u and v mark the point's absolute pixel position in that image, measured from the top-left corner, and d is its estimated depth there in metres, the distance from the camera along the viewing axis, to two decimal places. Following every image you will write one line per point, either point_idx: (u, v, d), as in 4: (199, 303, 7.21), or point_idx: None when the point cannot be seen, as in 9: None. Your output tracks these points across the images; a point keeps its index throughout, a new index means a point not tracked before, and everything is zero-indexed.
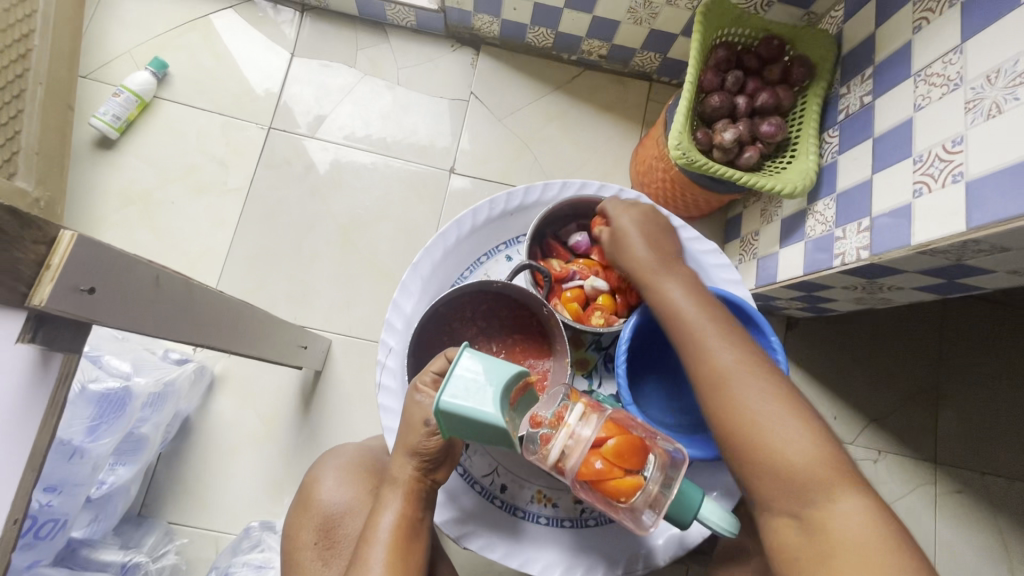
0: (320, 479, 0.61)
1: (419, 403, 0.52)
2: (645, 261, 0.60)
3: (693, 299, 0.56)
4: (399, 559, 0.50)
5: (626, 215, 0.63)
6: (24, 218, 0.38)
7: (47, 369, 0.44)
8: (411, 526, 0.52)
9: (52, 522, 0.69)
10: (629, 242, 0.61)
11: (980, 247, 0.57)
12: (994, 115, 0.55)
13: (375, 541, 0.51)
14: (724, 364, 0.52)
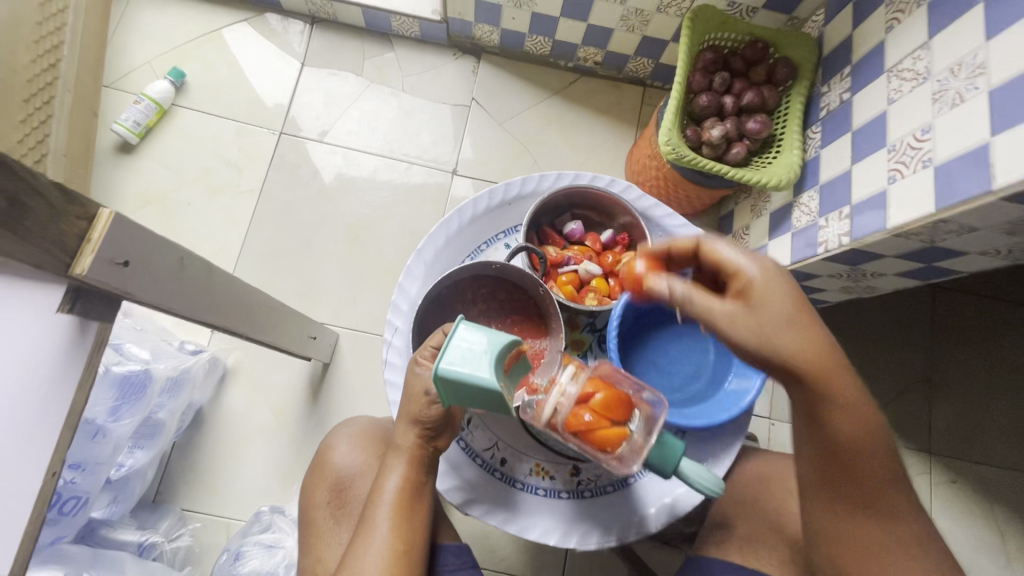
0: (334, 445, 0.65)
1: (421, 375, 0.55)
2: (818, 371, 0.47)
3: (862, 431, 0.48)
4: (403, 521, 0.54)
5: (781, 298, 0.47)
6: (71, 194, 0.41)
7: (83, 336, 0.48)
8: (414, 490, 0.56)
9: (75, 498, 0.73)
10: (787, 338, 0.46)
11: (950, 228, 0.60)
12: (958, 104, 0.58)
13: (381, 503, 0.55)
14: (879, 514, 0.50)
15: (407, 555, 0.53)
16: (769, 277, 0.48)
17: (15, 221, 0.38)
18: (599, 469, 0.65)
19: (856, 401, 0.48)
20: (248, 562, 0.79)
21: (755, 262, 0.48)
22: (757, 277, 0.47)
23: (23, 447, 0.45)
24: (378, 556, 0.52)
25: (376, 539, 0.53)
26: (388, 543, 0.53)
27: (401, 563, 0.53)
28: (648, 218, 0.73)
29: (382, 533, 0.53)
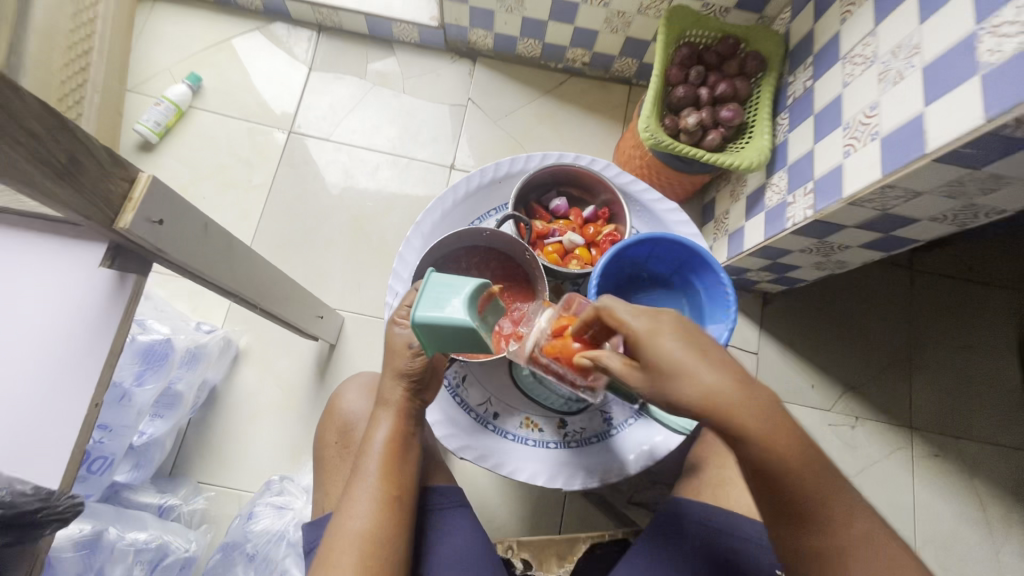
0: (343, 394, 0.71)
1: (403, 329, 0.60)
2: (721, 408, 0.45)
3: (785, 460, 0.46)
4: (392, 466, 0.58)
5: (663, 347, 0.46)
6: (117, 159, 0.48)
7: (123, 285, 0.53)
8: (402, 438, 0.60)
9: (103, 458, 0.80)
10: (682, 386, 0.45)
11: (897, 193, 0.66)
12: (898, 82, 0.65)
13: (371, 451, 0.59)
14: (829, 533, 0.48)
15: (396, 496, 0.57)
16: (650, 326, 0.47)
17: (75, 177, 0.45)
18: (585, 422, 0.71)
19: (770, 430, 0.45)
20: (260, 520, 0.86)
21: (635, 313, 0.48)
22: (637, 329, 0.47)
23: (67, 380, 0.51)
24: (369, 497, 0.56)
25: (367, 482, 0.57)
26: (378, 486, 0.56)
27: (390, 503, 0.56)
28: (628, 194, 0.78)
29: (373, 477, 0.57)
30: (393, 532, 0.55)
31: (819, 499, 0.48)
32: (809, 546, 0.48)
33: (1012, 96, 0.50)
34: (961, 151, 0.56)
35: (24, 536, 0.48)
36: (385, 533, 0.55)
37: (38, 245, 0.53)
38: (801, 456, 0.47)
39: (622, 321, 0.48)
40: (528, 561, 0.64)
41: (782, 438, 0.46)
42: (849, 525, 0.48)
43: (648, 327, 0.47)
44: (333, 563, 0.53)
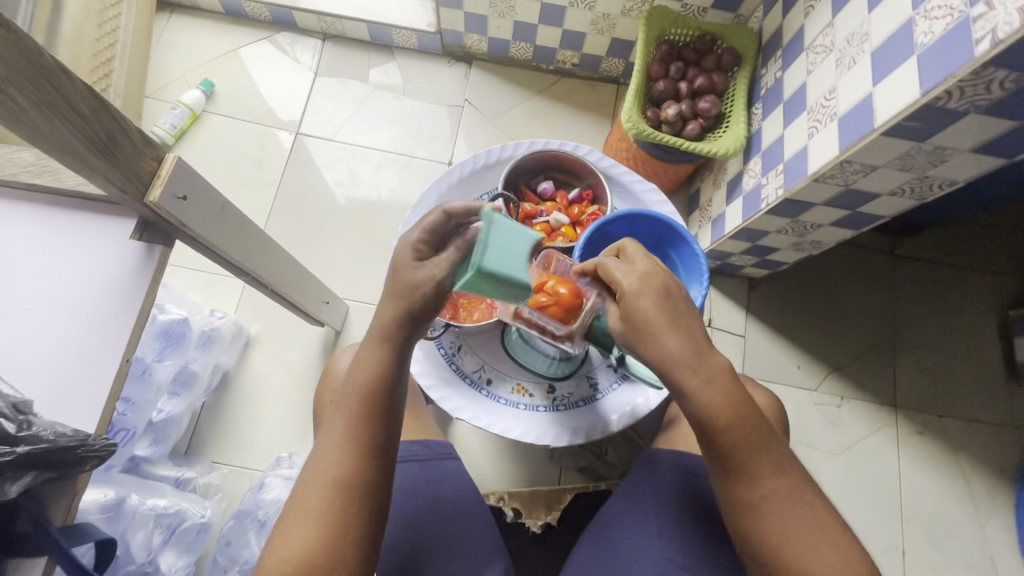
0: (340, 359, 0.76)
1: (410, 248, 0.51)
2: (675, 364, 0.50)
3: (725, 418, 0.50)
4: (368, 414, 0.49)
5: (641, 304, 0.50)
6: (148, 141, 0.55)
7: (150, 256, 0.60)
8: (384, 382, 0.50)
9: (126, 430, 0.87)
10: (645, 342, 0.50)
11: (856, 168, 0.71)
12: (852, 66, 0.71)
13: (350, 391, 0.50)
14: (757, 491, 0.51)
15: (367, 450, 0.49)
16: (636, 285, 0.51)
17: (115, 154, 0.51)
18: (573, 387, 0.77)
19: (713, 390, 0.50)
20: (271, 490, 0.92)
21: (625, 272, 0.51)
22: (625, 286, 0.51)
23: (102, 337, 0.57)
24: (337, 444, 0.49)
25: (339, 428, 0.49)
26: (349, 434, 0.49)
27: (358, 457, 0.49)
28: (611, 177, 0.85)
29: (345, 422, 0.49)
30: (360, 488, 0.48)
31: (753, 460, 0.51)
32: (737, 498, 0.52)
33: (942, 70, 0.56)
34: (905, 124, 0.62)
35: (65, 470, 0.52)
36: (349, 489, 0.48)
37: (75, 220, 0.59)
38: (744, 419, 0.50)
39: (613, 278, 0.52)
40: (517, 509, 0.73)
41: (724, 399, 0.50)
42: (779, 488, 0.51)
43: (634, 284, 0.51)
44: (294, 508, 0.48)
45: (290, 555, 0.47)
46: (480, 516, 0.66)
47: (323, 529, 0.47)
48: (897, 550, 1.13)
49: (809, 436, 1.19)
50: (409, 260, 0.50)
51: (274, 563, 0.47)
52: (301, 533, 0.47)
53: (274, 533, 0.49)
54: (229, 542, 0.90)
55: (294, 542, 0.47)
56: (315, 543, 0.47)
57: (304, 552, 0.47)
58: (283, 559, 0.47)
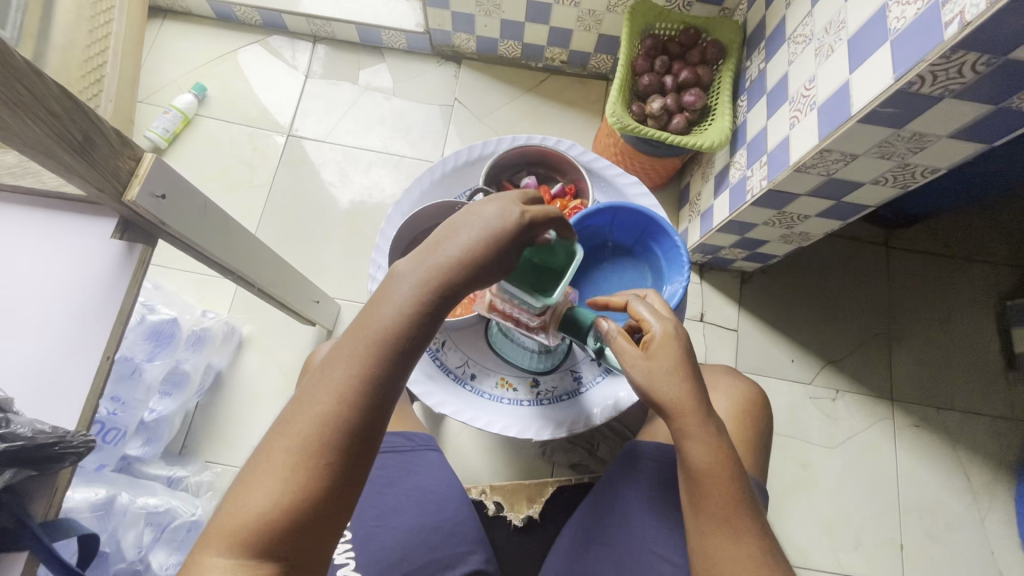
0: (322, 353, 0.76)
1: (482, 213, 0.50)
2: (684, 410, 0.54)
3: (720, 473, 0.53)
4: (380, 361, 0.45)
5: (669, 349, 0.55)
6: (127, 142, 0.56)
7: (130, 254, 0.60)
8: (408, 331, 0.46)
9: (116, 429, 0.87)
10: (663, 386, 0.54)
11: (836, 156, 0.71)
12: (829, 55, 0.71)
13: (370, 324, 0.46)
14: (738, 552, 0.53)
15: (370, 402, 0.44)
16: (667, 331, 0.55)
17: (91, 153, 0.52)
18: (556, 381, 0.77)
19: (712, 442, 0.54)
20: None
21: (661, 316, 0.56)
22: (657, 329, 0.55)
23: (84, 334, 0.58)
24: (340, 385, 0.44)
25: (345, 368, 0.44)
26: (354, 378, 0.44)
27: (360, 405, 0.44)
28: (593, 171, 0.86)
29: (354, 363, 0.45)
30: (354, 442, 0.43)
31: (738, 522, 0.53)
32: (714, 553, 0.53)
33: (913, 56, 0.56)
34: (880, 110, 0.62)
35: (44, 467, 0.53)
36: (342, 440, 0.43)
37: (56, 220, 0.60)
38: (738, 484, 0.54)
39: (645, 317, 0.57)
40: (499, 502, 0.75)
41: (721, 458, 0.54)
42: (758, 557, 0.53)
43: (669, 329, 0.55)
44: (274, 447, 0.43)
45: (264, 498, 0.41)
46: (461, 509, 0.66)
47: (304, 477, 0.42)
48: (894, 544, 1.12)
49: (804, 430, 1.18)
50: (476, 221, 0.50)
51: (243, 504, 0.41)
52: (278, 478, 0.42)
53: (245, 474, 0.43)
54: None
55: (270, 486, 0.41)
56: (294, 492, 0.41)
57: (279, 498, 0.41)
58: (254, 501, 0.41)
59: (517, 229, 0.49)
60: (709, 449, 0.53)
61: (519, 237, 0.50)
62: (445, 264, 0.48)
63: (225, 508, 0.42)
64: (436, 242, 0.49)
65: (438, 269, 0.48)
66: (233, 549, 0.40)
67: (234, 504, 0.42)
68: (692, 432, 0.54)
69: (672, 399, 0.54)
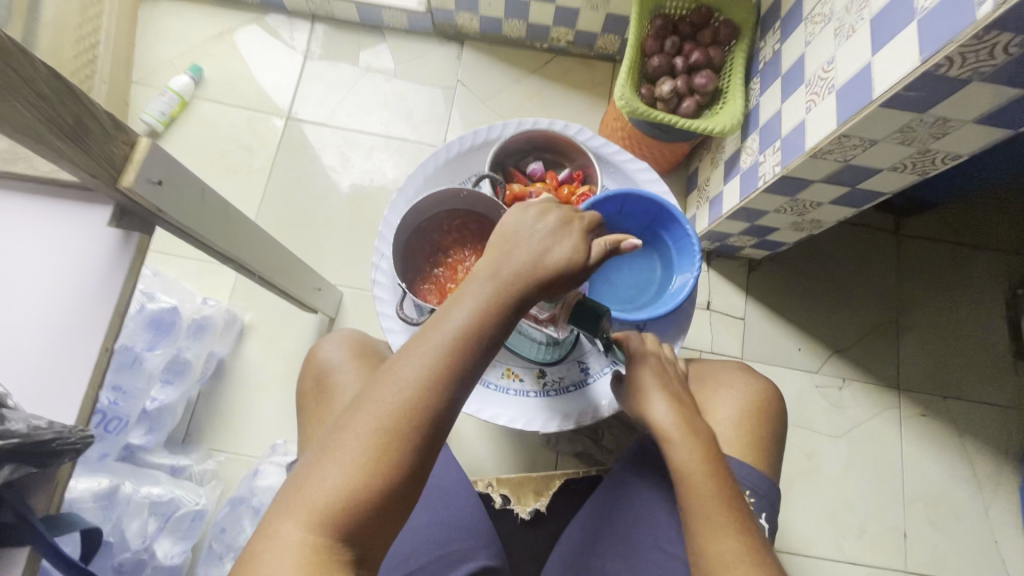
0: (322, 346, 0.74)
1: (548, 220, 0.51)
2: (659, 416, 0.62)
3: (697, 467, 0.56)
4: (454, 362, 0.44)
5: (645, 368, 0.66)
6: (120, 124, 0.53)
7: (128, 242, 0.59)
8: (484, 333, 0.46)
9: (118, 419, 0.86)
10: (639, 397, 0.64)
11: (854, 141, 0.69)
12: (850, 35, 0.68)
13: (452, 318, 0.46)
14: (728, 550, 0.51)
15: (441, 403, 0.44)
16: (641, 351, 0.67)
17: (83, 138, 0.49)
18: (563, 372, 0.75)
19: (688, 440, 0.58)
20: (265, 477, 0.93)
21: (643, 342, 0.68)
22: (632, 349, 0.67)
23: (80, 327, 0.57)
24: (417, 378, 0.44)
25: (423, 361, 0.44)
26: (428, 376, 0.44)
27: (432, 404, 0.43)
28: (602, 156, 0.84)
29: (429, 359, 0.44)
30: (422, 440, 0.43)
31: (724, 514, 0.53)
32: (705, 548, 0.52)
33: (942, 36, 0.54)
34: (904, 94, 0.59)
35: (44, 463, 0.52)
36: (412, 436, 0.43)
37: (48, 208, 0.59)
38: (721, 480, 0.55)
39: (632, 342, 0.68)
40: (506, 495, 0.73)
41: (701, 455, 0.57)
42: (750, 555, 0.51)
43: (646, 352, 0.67)
44: (343, 435, 0.43)
45: (331, 485, 0.42)
46: (468, 502, 0.65)
47: (379, 463, 0.42)
48: (898, 532, 1.12)
49: (810, 419, 1.17)
50: (547, 230, 0.50)
51: (317, 484, 0.42)
52: (347, 466, 0.42)
53: (319, 453, 0.43)
54: (225, 529, 0.91)
55: (338, 473, 0.42)
56: (362, 483, 0.42)
57: (346, 486, 0.42)
58: (322, 487, 0.42)
59: (584, 245, 0.50)
60: (685, 446, 0.58)
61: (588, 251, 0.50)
62: (522, 267, 0.48)
63: (292, 489, 0.43)
64: (502, 247, 0.49)
65: (515, 275, 0.48)
66: (306, 525, 0.41)
67: (302, 486, 0.42)
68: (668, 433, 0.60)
69: (648, 407, 0.63)
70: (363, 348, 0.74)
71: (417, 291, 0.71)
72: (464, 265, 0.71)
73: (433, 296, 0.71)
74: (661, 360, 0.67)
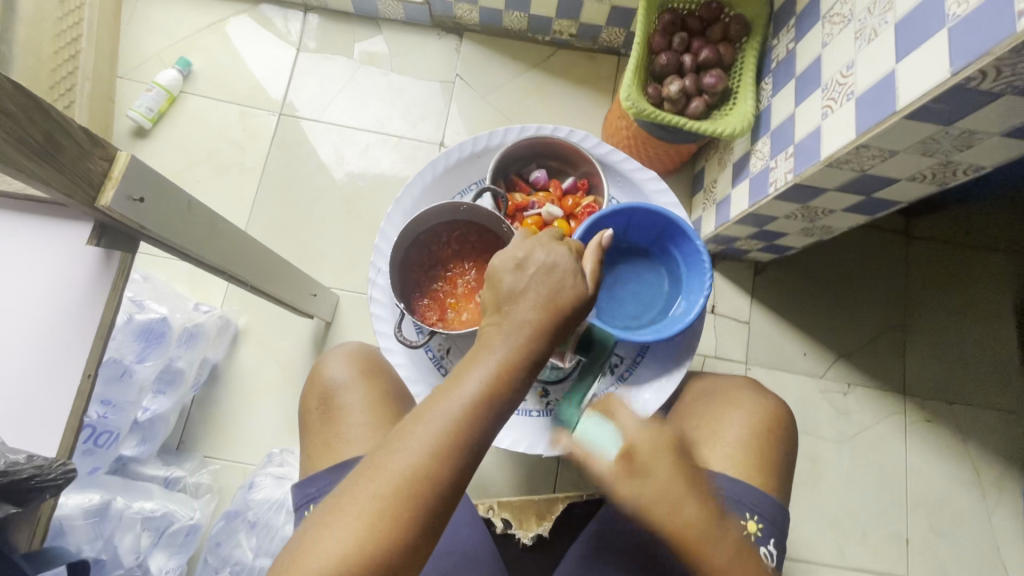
0: (327, 362, 0.71)
1: (538, 259, 0.49)
2: (685, 518, 0.55)
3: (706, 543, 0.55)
4: (464, 430, 0.44)
5: (659, 453, 0.58)
6: (94, 138, 0.50)
7: (109, 262, 0.55)
8: (494, 399, 0.45)
9: (108, 433, 0.83)
10: (658, 492, 0.56)
11: (873, 152, 0.65)
12: (873, 39, 0.65)
13: (462, 384, 0.45)
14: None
15: (449, 472, 0.43)
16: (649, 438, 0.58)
17: (53, 155, 0.46)
18: (566, 390, 0.73)
19: (723, 542, 0.55)
20: (260, 489, 0.91)
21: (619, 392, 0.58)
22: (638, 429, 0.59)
23: (60, 354, 0.54)
24: (426, 445, 0.43)
25: (433, 427, 0.44)
26: (437, 445, 0.43)
27: (440, 473, 0.43)
28: (608, 164, 0.81)
29: (437, 425, 0.44)
30: (429, 509, 0.43)
31: None
32: None
33: (976, 47, 0.50)
34: (930, 106, 0.56)
35: (24, 501, 0.52)
36: (418, 506, 0.42)
37: (18, 225, 0.55)
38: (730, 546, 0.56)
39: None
40: (507, 519, 0.73)
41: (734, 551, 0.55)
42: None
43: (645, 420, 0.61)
44: (348, 500, 0.43)
45: (332, 554, 0.41)
46: (468, 527, 0.63)
47: (382, 532, 0.42)
48: (899, 539, 1.12)
49: (814, 425, 1.16)
50: (543, 275, 0.49)
51: (320, 550, 0.42)
52: (350, 536, 0.41)
53: (325, 516, 0.43)
54: (219, 543, 0.90)
55: (341, 543, 0.41)
56: (363, 553, 0.41)
57: (348, 555, 0.41)
58: (324, 556, 0.41)
59: (580, 274, 0.50)
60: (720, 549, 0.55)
61: (586, 289, 0.50)
62: (533, 328, 0.47)
63: (294, 555, 0.43)
64: (506, 297, 0.49)
65: (524, 335, 0.47)
66: None
67: (305, 551, 0.42)
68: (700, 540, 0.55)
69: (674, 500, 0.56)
70: (369, 366, 0.71)
71: (416, 308, 0.69)
72: (464, 280, 0.69)
73: (433, 312, 0.69)
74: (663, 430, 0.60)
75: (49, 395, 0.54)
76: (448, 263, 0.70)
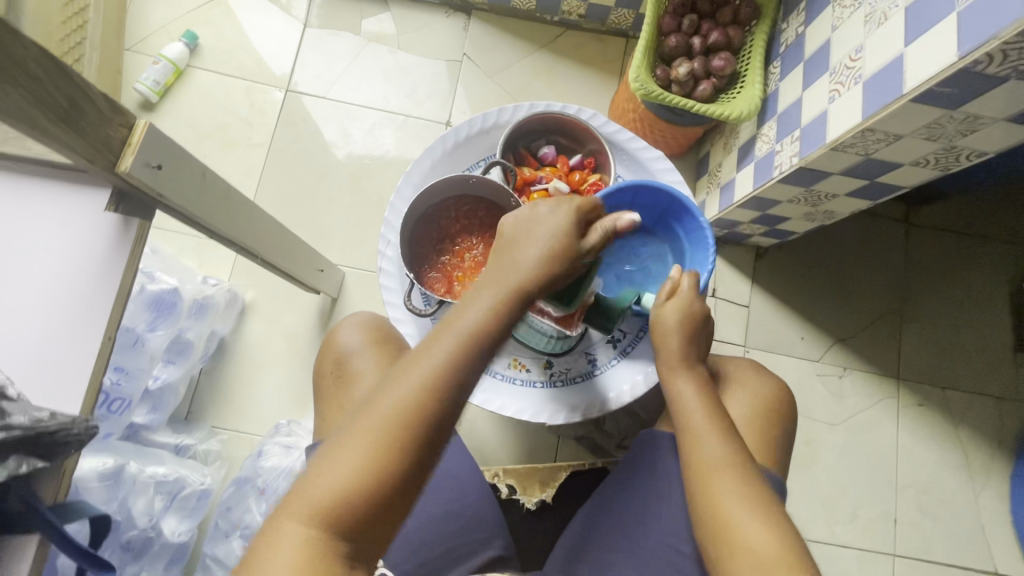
0: (339, 329, 0.73)
1: (539, 212, 0.52)
2: (668, 355, 0.65)
3: (727, 475, 0.55)
4: (456, 367, 0.46)
5: (679, 306, 0.65)
6: (116, 105, 0.50)
7: (127, 229, 0.56)
8: (484, 340, 0.47)
9: (121, 400, 0.86)
10: (672, 326, 0.65)
11: (878, 136, 0.66)
12: (883, 22, 0.65)
13: (454, 327, 0.47)
14: (762, 548, 0.51)
15: (441, 404, 0.45)
16: (690, 298, 0.66)
17: (75, 120, 0.46)
18: (570, 363, 0.76)
19: (691, 386, 0.63)
20: (269, 458, 0.94)
21: (695, 298, 0.66)
22: (686, 286, 0.66)
23: (80, 319, 0.56)
24: (420, 382, 0.45)
25: (426, 367, 0.46)
26: (430, 379, 0.45)
27: (433, 407, 0.45)
28: (615, 143, 0.82)
29: (431, 365, 0.46)
30: (421, 441, 0.45)
31: (717, 429, 0.59)
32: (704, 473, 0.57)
33: (985, 30, 0.51)
34: (936, 90, 0.57)
35: (51, 455, 0.54)
36: (409, 439, 0.44)
37: (45, 190, 0.57)
38: (737, 460, 0.56)
39: (683, 287, 0.67)
40: (512, 485, 0.78)
41: (700, 394, 0.62)
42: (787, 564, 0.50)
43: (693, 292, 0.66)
44: (348, 434, 0.45)
45: (329, 484, 0.43)
46: (473, 496, 0.66)
47: (378, 463, 0.44)
48: (888, 519, 1.15)
49: (808, 407, 1.18)
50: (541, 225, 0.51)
51: (320, 479, 0.44)
52: (348, 466, 0.43)
53: (326, 448, 0.45)
54: (230, 508, 0.93)
55: (340, 474, 0.43)
56: (360, 482, 0.43)
57: (347, 484, 0.43)
58: (323, 484, 0.43)
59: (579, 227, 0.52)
60: (686, 390, 0.62)
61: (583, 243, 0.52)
62: (525, 274, 0.49)
63: (297, 485, 0.45)
64: (505, 248, 0.51)
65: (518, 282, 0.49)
66: (306, 517, 0.43)
67: (306, 481, 0.44)
68: (672, 376, 0.64)
69: (667, 336, 0.65)
70: (380, 334, 0.73)
71: (424, 278, 0.70)
72: (471, 254, 0.70)
73: (440, 284, 0.70)
74: (694, 300, 0.66)
75: (71, 357, 0.56)
76: (457, 236, 0.71)
